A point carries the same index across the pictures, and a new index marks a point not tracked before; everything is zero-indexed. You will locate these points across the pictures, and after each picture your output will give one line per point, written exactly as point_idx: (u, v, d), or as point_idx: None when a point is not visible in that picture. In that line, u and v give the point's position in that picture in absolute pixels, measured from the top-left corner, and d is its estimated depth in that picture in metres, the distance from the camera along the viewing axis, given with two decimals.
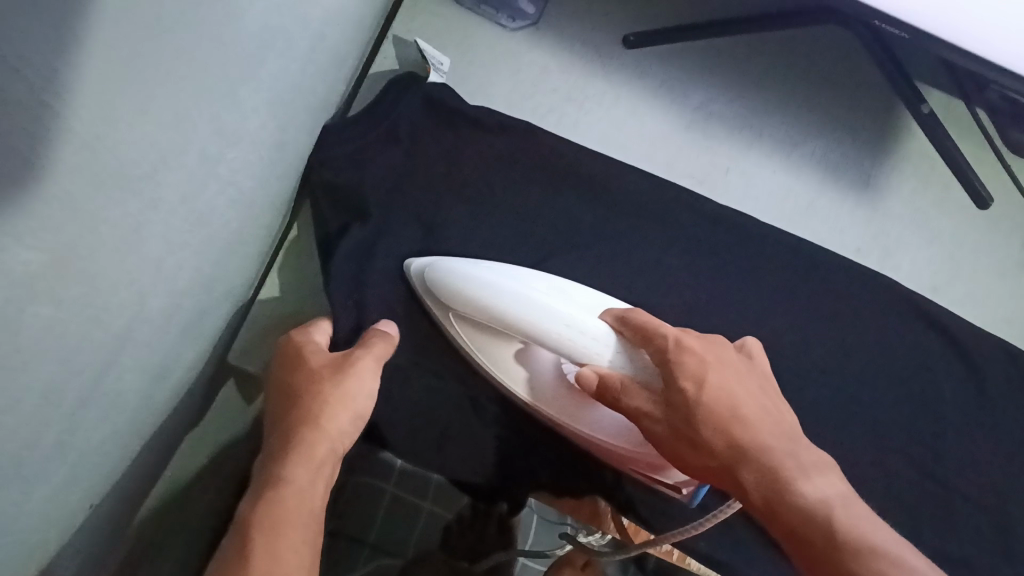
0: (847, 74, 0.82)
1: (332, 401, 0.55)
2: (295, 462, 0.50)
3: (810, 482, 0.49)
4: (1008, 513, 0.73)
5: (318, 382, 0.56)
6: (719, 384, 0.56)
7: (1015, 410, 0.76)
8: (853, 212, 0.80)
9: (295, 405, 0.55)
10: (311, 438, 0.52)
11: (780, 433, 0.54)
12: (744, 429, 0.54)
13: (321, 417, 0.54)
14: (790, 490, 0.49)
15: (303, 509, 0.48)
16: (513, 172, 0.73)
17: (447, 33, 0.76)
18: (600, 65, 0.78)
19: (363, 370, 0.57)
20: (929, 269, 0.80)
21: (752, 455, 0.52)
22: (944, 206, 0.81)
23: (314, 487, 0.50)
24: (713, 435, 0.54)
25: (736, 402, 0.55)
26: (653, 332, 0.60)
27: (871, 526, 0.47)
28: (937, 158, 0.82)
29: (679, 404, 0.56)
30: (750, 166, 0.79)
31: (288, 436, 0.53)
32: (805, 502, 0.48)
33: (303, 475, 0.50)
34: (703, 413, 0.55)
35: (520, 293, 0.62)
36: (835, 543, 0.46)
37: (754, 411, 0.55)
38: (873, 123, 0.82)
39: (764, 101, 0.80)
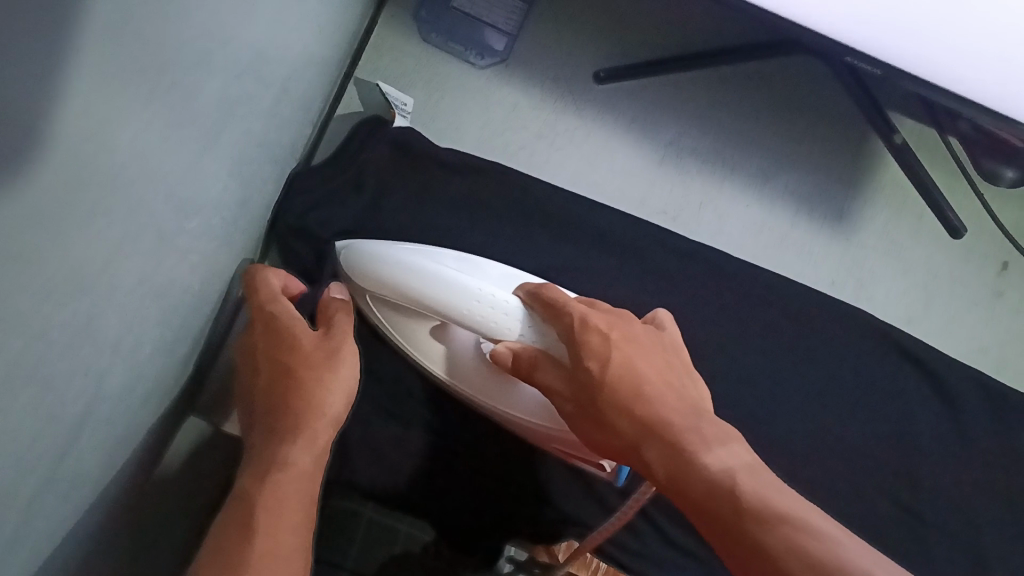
0: (819, 106, 0.81)
1: (323, 373, 0.52)
2: (293, 443, 0.50)
3: (712, 455, 0.46)
4: (989, 549, 0.73)
5: (303, 352, 0.53)
6: (626, 361, 0.53)
7: (994, 444, 0.75)
8: (828, 247, 0.79)
9: (278, 376, 0.52)
10: (306, 417, 0.51)
11: (688, 405, 0.51)
12: (649, 408, 0.51)
13: (314, 391, 0.51)
14: (689, 470, 0.47)
15: (295, 506, 0.48)
16: (484, 213, 0.72)
17: (415, 72, 0.74)
18: (570, 101, 0.77)
19: (341, 342, 0.55)
20: (903, 302, 0.79)
21: (656, 432, 0.50)
22: (918, 237, 0.81)
23: (307, 477, 0.49)
24: (617, 416, 0.52)
25: (642, 379, 0.53)
26: (559, 306, 0.57)
27: (770, 485, 0.44)
28: (911, 189, 0.81)
29: (586, 382, 0.54)
30: (721, 201, 0.79)
31: (279, 412, 0.51)
32: (707, 477, 0.45)
33: (297, 465, 0.49)
34: (607, 397, 0.52)
35: (433, 271, 0.60)
36: (736, 512, 0.43)
37: (658, 386, 0.52)
38: (847, 153, 0.81)
39: (734, 134, 0.79)
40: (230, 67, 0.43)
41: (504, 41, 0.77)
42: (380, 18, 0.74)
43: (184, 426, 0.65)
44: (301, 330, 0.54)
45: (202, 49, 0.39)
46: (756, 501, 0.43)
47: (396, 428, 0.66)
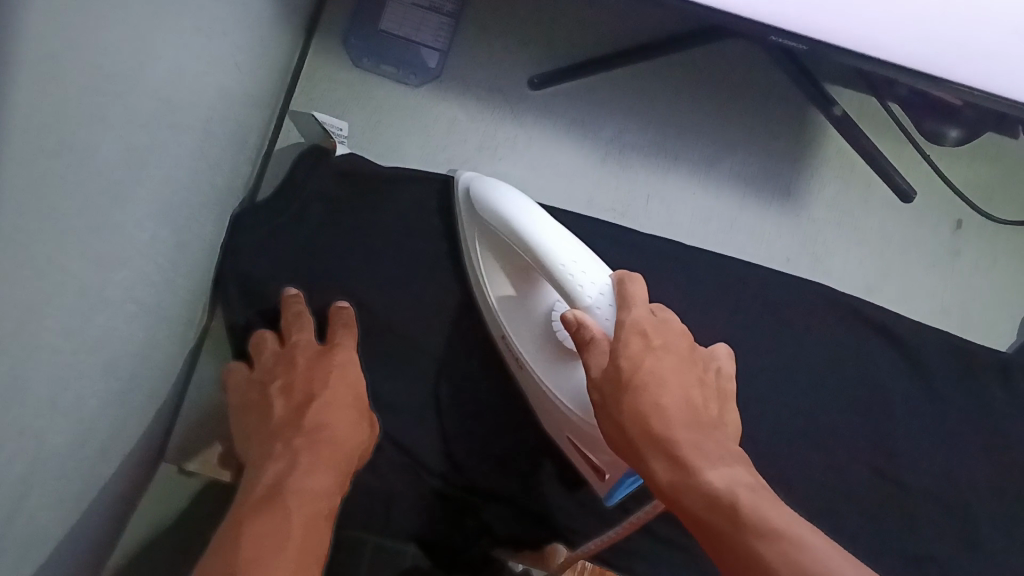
0: (756, 86, 0.81)
1: (344, 417, 0.55)
2: (311, 463, 0.49)
3: (725, 474, 0.47)
4: (975, 509, 0.73)
5: (324, 385, 0.57)
6: (657, 369, 0.54)
7: (964, 402, 0.76)
8: (780, 224, 0.80)
9: (299, 408, 0.55)
10: (325, 446, 0.52)
11: (704, 422, 0.52)
12: (661, 415, 0.51)
13: (334, 426, 0.54)
14: (694, 480, 0.47)
15: (318, 515, 0.46)
16: (436, 225, 0.72)
17: (350, 99, 0.75)
18: (508, 109, 0.78)
19: (357, 397, 0.58)
20: (861, 270, 0.80)
21: (660, 435, 0.50)
22: (871, 205, 0.81)
23: (327, 492, 0.49)
24: (628, 415, 0.52)
25: (665, 386, 0.53)
26: (629, 300, 0.58)
27: (762, 502, 0.45)
28: (856, 159, 0.81)
29: (613, 378, 0.54)
30: (668, 192, 0.79)
31: (297, 431, 0.52)
32: (717, 490, 0.46)
33: (318, 479, 0.49)
34: (625, 395, 0.53)
35: (554, 232, 0.61)
36: (736, 530, 0.44)
37: (678, 399, 0.53)
38: (789, 130, 0.81)
39: (674, 124, 0.80)
40: (135, 118, 0.44)
41: (437, 58, 0.77)
42: (310, 50, 0.75)
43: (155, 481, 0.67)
44: (324, 379, 0.57)
45: (100, 107, 0.40)
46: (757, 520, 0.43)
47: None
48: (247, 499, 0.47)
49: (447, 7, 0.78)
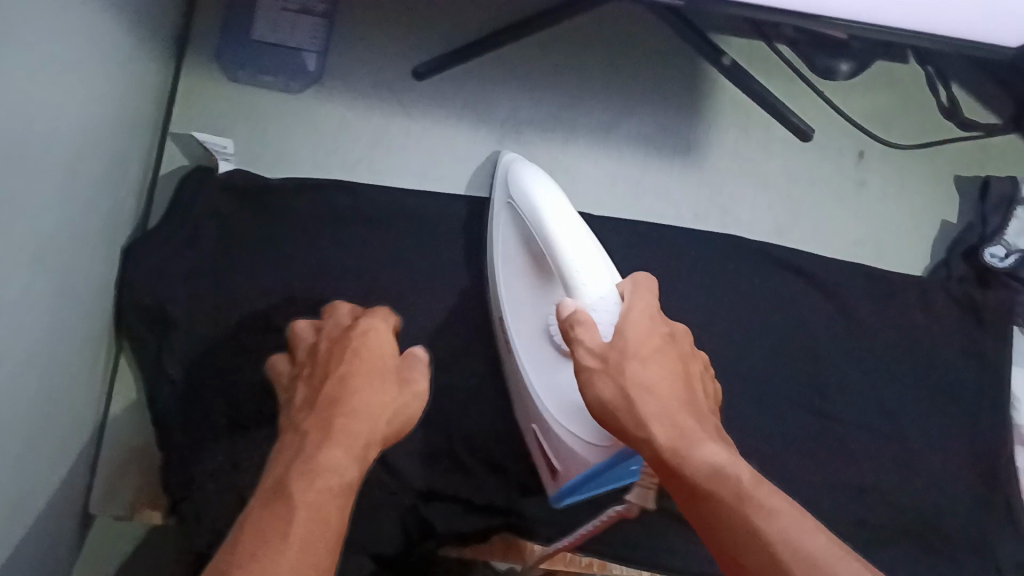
0: (644, 45, 0.80)
1: (342, 404, 0.48)
2: (332, 443, 0.45)
3: (726, 454, 0.46)
4: (905, 429, 0.76)
5: (349, 359, 0.51)
6: (660, 350, 0.52)
7: (884, 329, 0.78)
8: (683, 180, 0.80)
9: (321, 387, 0.50)
10: (334, 420, 0.47)
11: (697, 405, 0.51)
12: (660, 392, 0.49)
13: (344, 404, 0.48)
14: (691, 456, 0.46)
15: (327, 492, 0.42)
16: (337, 231, 0.73)
17: (230, 114, 0.74)
18: (395, 103, 0.76)
19: (369, 375, 0.50)
20: (770, 215, 0.80)
21: (669, 411, 0.49)
22: (771, 149, 0.81)
23: (343, 469, 0.44)
24: (634, 381, 0.50)
25: (668, 367, 0.51)
26: (636, 289, 0.55)
27: (766, 486, 0.44)
28: (751, 105, 0.81)
29: (619, 346, 0.51)
30: (570, 163, 0.78)
31: (317, 409, 0.48)
32: (720, 470, 0.45)
33: (327, 455, 0.44)
34: (629, 363, 0.50)
35: (571, 219, 0.59)
36: (737, 512, 0.43)
37: (677, 381, 0.51)
38: (682, 85, 0.81)
39: (567, 94, 0.79)
40: None
41: (315, 59, 0.76)
42: (183, 68, 0.73)
43: (91, 538, 0.68)
44: (343, 353, 0.51)
45: None
46: (764, 503, 0.43)
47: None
48: (267, 484, 0.44)
49: (319, 6, 0.76)
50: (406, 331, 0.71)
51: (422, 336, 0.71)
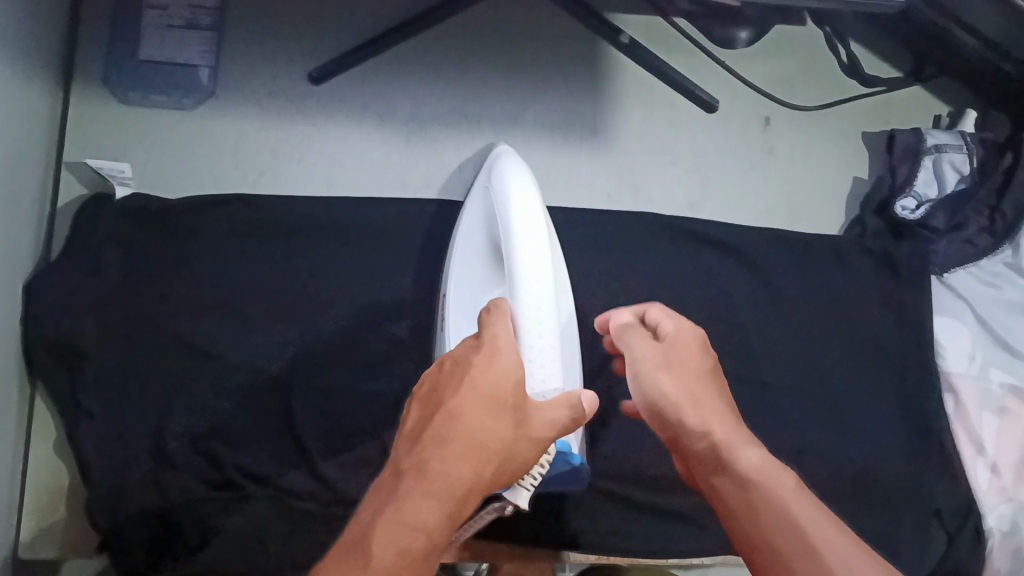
0: (542, 30, 0.80)
1: (477, 438, 0.42)
2: (423, 486, 0.40)
3: (766, 456, 0.45)
4: (833, 387, 0.77)
5: (478, 388, 0.44)
6: (704, 357, 0.51)
7: (802, 292, 0.79)
8: (593, 162, 0.80)
9: (443, 396, 0.44)
10: (452, 458, 0.42)
11: (737, 412, 0.50)
12: (702, 389, 0.49)
13: (465, 439, 0.42)
14: (734, 450, 0.45)
15: (407, 559, 0.38)
16: (247, 247, 0.72)
17: (126, 138, 0.73)
18: (295, 112, 0.76)
19: (490, 408, 0.43)
20: (681, 189, 0.81)
21: (703, 409, 0.48)
22: (677, 123, 0.82)
23: (433, 529, 0.40)
24: (686, 380, 0.49)
25: (713, 373, 0.51)
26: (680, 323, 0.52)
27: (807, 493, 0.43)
28: (655, 81, 0.82)
29: (668, 349, 0.51)
30: (479, 155, 0.78)
31: (411, 447, 0.43)
32: (761, 469, 0.44)
33: (414, 508, 0.40)
34: (679, 365, 0.50)
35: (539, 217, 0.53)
36: (775, 508, 0.42)
37: (721, 388, 0.50)
38: (584, 66, 0.81)
39: (469, 86, 0.79)
40: None
41: (207, 74, 0.75)
42: (71, 95, 0.72)
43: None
44: (476, 385, 0.44)
45: None
46: (800, 508, 0.41)
47: (228, 497, 0.66)
48: (339, 548, 0.40)
49: (205, 20, 0.76)
50: (327, 340, 0.70)
51: (343, 344, 0.71)
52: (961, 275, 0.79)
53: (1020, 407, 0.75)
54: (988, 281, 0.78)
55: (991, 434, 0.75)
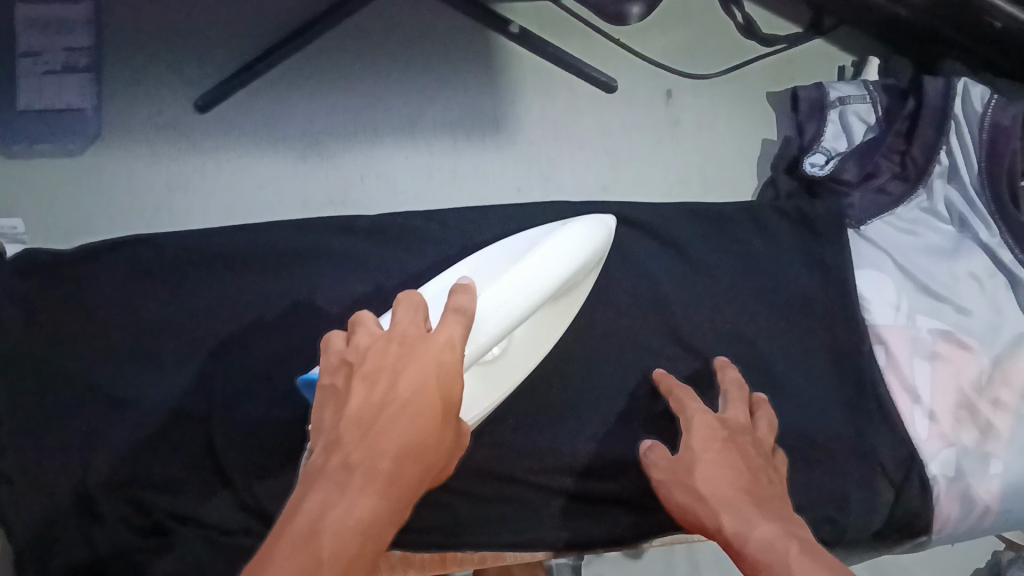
0: (431, 30, 0.80)
1: (423, 440, 0.49)
2: (363, 487, 0.46)
3: (775, 530, 0.53)
4: (768, 352, 0.76)
5: (413, 385, 0.50)
6: (727, 455, 0.62)
7: (725, 259, 0.78)
8: (499, 157, 0.79)
9: (383, 403, 0.49)
10: (398, 462, 0.47)
11: (757, 486, 0.59)
12: (711, 486, 0.59)
13: (413, 442, 0.48)
14: (748, 527, 0.54)
15: (358, 560, 0.43)
16: (151, 286, 0.70)
17: (14, 191, 0.72)
18: (186, 142, 0.75)
19: (428, 416, 0.50)
20: (592, 174, 0.80)
21: (752, 517, 0.55)
22: (580, 106, 0.81)
23: (380, 527, 0.45)
24: (704, 467, 0.61)
25: (733, 456, 0.62)
26: (697, 411, 0.66)
27: (811, 555, 0.50)
28: (552, 66, 0.81)
29: (701, 470, 0.61)
30: (381, 164, 0.77)
31: (359, 439, 0.47)
32: (772, 545, 0.52)
33: (363, 512, 0.45)
34: (695, 455, 0.62)
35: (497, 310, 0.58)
36: (785, 571, 0.50)
37: (758, 479, 0.60)
38: (478, 61, 0.80)
39: (363, 96, 0.78)
40: None
41: (91, 116, 0.75)
42: None
43: None
44: (414, 380, 0.50)
45: None
46: (796, 565, 0.49)
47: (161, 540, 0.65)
48: (286, 530, 0.44)
49: (81, 62, 0.75)
50: (245, 369, 0.70)
51: (261, 372, 0.70)
52: (877, 226, 0.79)
53: (950, 351, 0.76)
54: (908, 228, 0.79)
55: (925, 380, 0.76)
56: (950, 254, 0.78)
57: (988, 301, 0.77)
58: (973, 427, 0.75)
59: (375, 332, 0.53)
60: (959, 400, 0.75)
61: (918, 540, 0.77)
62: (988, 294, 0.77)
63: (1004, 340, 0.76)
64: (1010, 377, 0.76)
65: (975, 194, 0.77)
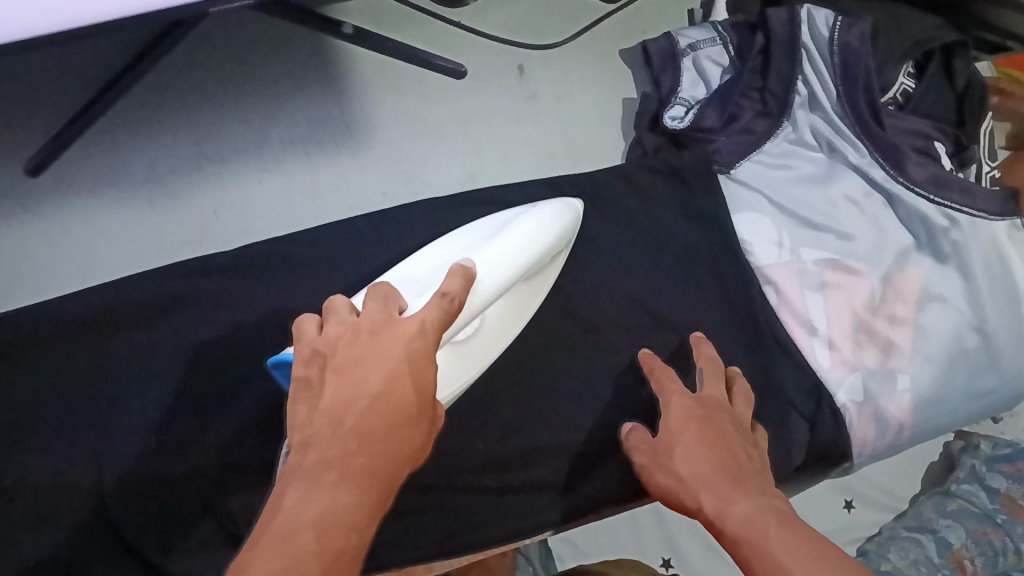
0: (262, 47, 0.80)
1: (398, 434, 0.48)
2: (337, 483, 0.44)
3: (750, 506, 0.52)
4: (661, 310, 0.75)
5: (394, 381, 0.48)
6: (706, 429, 0.60)
7: (603, 225, 0.77)
8: (359, 164, 0.80)
9: (359, 399, 0.47)
10: (374, 458, 0.46)
11: (735, 461, 0.58)
12: (688, 464, 0.58)
13: (387, 437, 0.47)
14: (724, 503, 0.53)
15: (342, 559, 0.42)
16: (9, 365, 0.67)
17: None
18: (29, 210, 0.74)
19: (402, 417, 0.48)
20: (457, 165, 0.81)
21: (730, 494, 0.54)
22: (431, 97, 0.82)
23: (361, 523, 0.44)
24: (682, 445, 0.60)
25: (714, 429, 0.61)
26: (676, 389, 0.65)
27: (787, 528, 0.49)
28: (393, 64, 0.82)
29: (677, 450, 0.60)
30: (235, 193, 0.77)
31: (333, 435, 0.46)
32: (748, 521, 0.51)
33: (344, 506, 0.44)
34: (672, 434, 0.61)
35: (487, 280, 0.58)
36: (759, 548, 0.48)
37: (739, 451, 0.59)
38: (316, 71, 0.81)
39: (205, 128, 0.78)
40: None
41: None
42: None
43: None
44: (396, 378, 0.48)
45: None
46: (774, 540, 0.48)
47: None
48: (266, 528, 0.43)
49: None
50: (126, 433, 0.67)
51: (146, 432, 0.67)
52: (746, 167, 0.79)
53: (838, 278, 0.76)
54: (779, 163, 0.79)
55: (818, 311, 0.76)
56: (824, 181, 0.78)
57: (869, 222, 0.77)
58: (874, 348, 0.75)
59: (348, 322, 0.52)
60: (855, 324, 0.76)
61: (842, 467, 0.77)
62: (868, 215, 0.77)
63: (890, 257, 0.77)
64: (902, 292, 0.76)
65: (838, 118, 0.78)
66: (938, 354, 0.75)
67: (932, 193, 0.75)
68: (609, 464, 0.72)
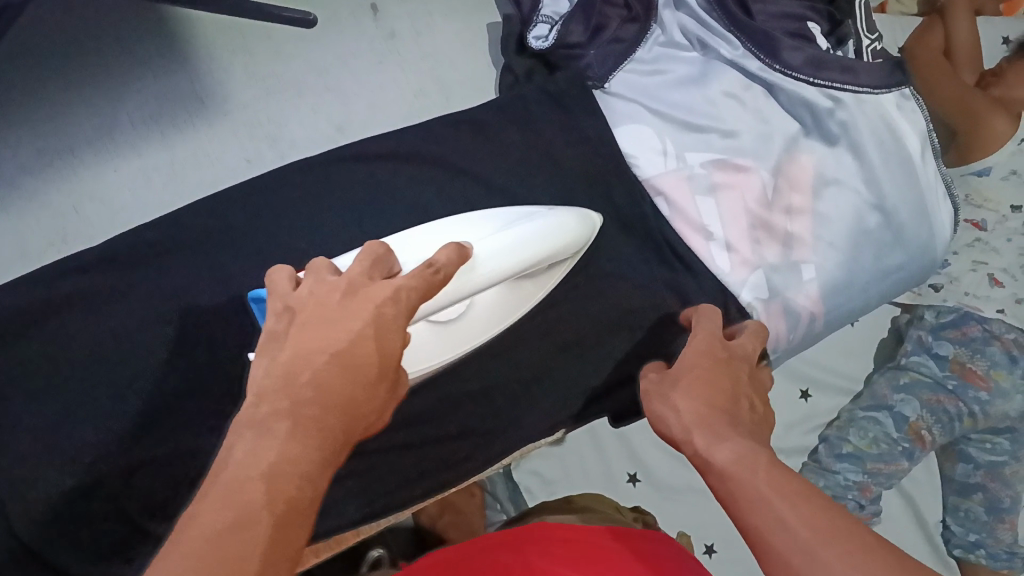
0: (94, 30, 0.78)
1: (361, 395, 0.43)
2: (283, 435, 0.39)
3: (739, 445, 0.47)
4: None
5: (360, 344, 0.43)
6: (718, 368, 0.57)
7: (490, 159, 0.73)
8: (214, 133, 0.80)
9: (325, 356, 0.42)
10: (327, 412, 0.41)
11: (738, 404, 0.54)
12: (686, 392, 0.54)
13: (346, 395, 0.42)
14: (714, 438, 0.49)
15: (291, 509, 0.38)
16: None
17: None
18: None
19: (360, 373, 0.42)
20: (320, 119, 0.82)
21: (726, 432, 0.50)
22: (282, 52, 0.83)
23: (316, 475, 0.40)
24: (687, 377, 0.56)
25: (731, 373, 0.57)
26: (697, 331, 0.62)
27: (779, 472, 0.44)
28: (236, 23, 0.81)
29: (680, 381, 0.56)
30: (91, 186, 0.76)
31: (287, 386, 0.41)
32: (737, 458, 0.46)
33: (298, 457, 0.39)
34: (681, 367, 0.58)
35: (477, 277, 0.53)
36: (745, 491, 0.44)
37: (739, 392, 0.55)
38: (156, 42, 0.79)
39: (50, 121, 0.76)
40: None
41: None
42: None
43: None
44: (364, 344, 0.43)
45: None
46: (763, 478, 0.44)
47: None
48: (218, 478, 0.39)
49: None
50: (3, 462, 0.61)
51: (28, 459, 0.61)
52: (619, 78, 0.77)
53: (728, 178, 0.75)
54: (652, 69, 0.77)
55: (713, 215, 0.74)
56: (699, 81, 0.76)
57: (754, 114, 0.75)
58: (773, 242, 0.74)
59: (324, 279, 0.46)
60: (751, 221, 0.74)
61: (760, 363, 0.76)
62: (750, 107, 0.75)
63: (779, 147, 0.75)
64: (796, 180, 0.75)
65: (705, 14, 0.78)
66: (841, 239, 0.74)
67: (814, 76, 0.74)
68: (529, 400, 0.71)
